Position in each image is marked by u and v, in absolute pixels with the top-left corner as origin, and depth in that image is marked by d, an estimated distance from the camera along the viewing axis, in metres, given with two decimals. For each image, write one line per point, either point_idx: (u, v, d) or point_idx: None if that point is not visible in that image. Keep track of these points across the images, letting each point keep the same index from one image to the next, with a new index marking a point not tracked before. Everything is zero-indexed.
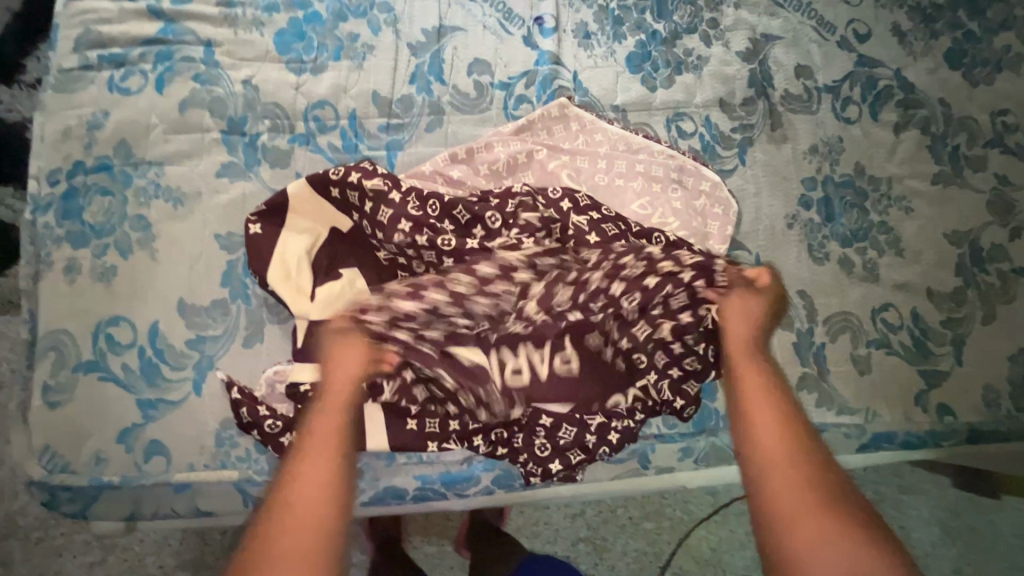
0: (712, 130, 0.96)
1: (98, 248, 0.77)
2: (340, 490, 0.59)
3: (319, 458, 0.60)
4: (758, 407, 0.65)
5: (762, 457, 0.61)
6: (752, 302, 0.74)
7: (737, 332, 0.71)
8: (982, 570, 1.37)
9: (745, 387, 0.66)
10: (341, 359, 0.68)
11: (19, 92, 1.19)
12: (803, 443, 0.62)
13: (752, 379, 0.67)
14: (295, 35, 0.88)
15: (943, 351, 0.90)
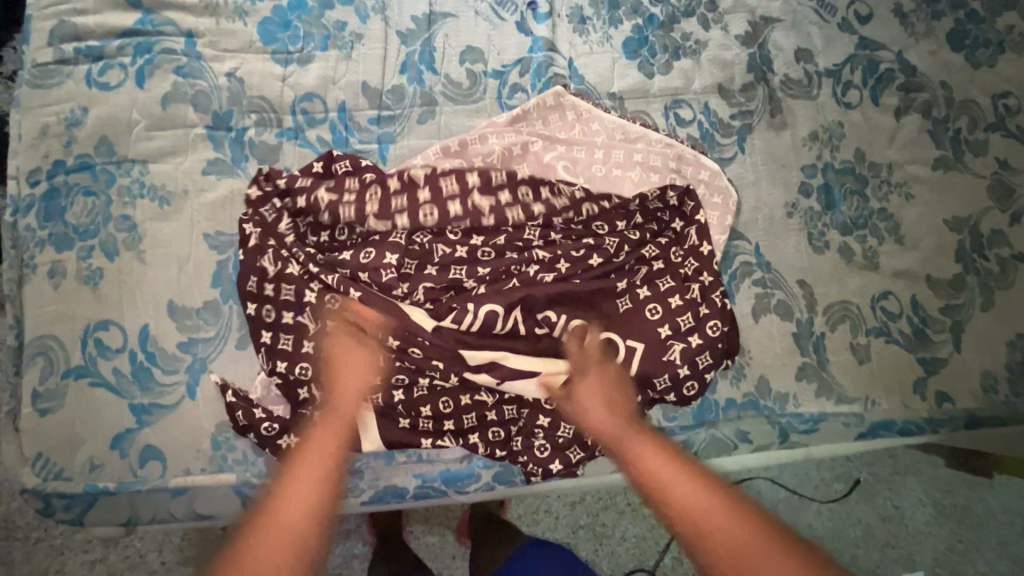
0: (711, 117, 0.94)
1: (83, 250, 0.75)
2: (319, 498, 0.65)
3: (306, 480, 0.65)
4: (668, 475, 0.68)
5: (695, 516, 0.65)
6: (591, 374, 0.74)
7: (601, 407, 0.73)
8: (975, 547, 1.39)
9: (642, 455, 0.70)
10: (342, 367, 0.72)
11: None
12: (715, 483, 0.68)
13: (639, 441, 0.71)
14: (280, 24, 0.85)
15: (941, 338, 0.90)
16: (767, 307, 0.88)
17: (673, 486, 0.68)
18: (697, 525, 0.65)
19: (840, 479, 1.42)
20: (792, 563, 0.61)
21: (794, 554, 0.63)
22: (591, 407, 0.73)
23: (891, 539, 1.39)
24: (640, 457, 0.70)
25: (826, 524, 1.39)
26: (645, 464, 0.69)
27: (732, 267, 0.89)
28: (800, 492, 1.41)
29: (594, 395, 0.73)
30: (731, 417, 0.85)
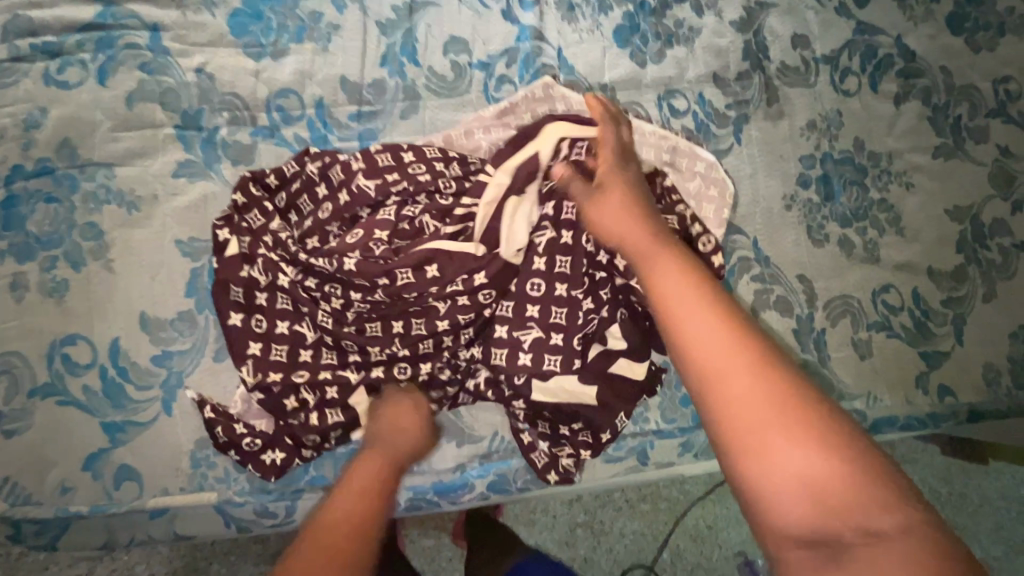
0: (706, 107, 0.91)
1: (47, 261, 0.70)
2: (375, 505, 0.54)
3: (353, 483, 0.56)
4: (677, 290, 0.55)
5: (704, 364, 0.49)
6: (613, 195, 0.69)
7: (626, 217, 0.67)
8: (973, 534, 1.39)
9: (656, 275, 0.58)
10: (399, 416, 0.68)
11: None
12: (743, 329, 0.51)
13: (661, 261, 0.59)
14: (251, 16, 0.79)
15: (943, 331, 0.88)
16: (767, 303, 0.86)
17: (675, 299, 0.54)
18: (702, 344, 0.50)
19: None
20: (841, 454, 0.43)
21: (840, 440, 0.44)
22: (605, 208, 0.68)
23: None
24: (654, 270, 0.58)
25: None
26: (658, 282, 0.57)
27: (730, 263, 0.87)
28: None
29: (613, 203, 0.68)
30: None
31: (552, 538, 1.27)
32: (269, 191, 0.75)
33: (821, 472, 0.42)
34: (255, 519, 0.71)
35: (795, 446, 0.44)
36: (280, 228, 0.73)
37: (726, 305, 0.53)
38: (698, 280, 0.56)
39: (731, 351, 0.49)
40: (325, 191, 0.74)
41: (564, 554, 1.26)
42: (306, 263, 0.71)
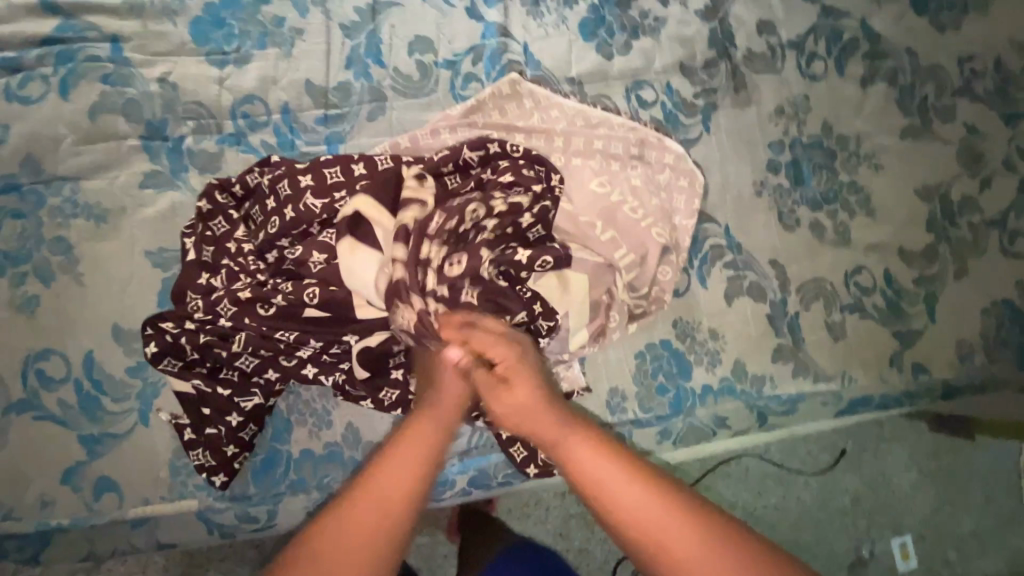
0: (674, 97, 0.91)
1: (16, 277, 0.70)
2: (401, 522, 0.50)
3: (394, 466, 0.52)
4: (604, 479, 0.52)
5: (640, 534, 0.50)
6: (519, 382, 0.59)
7: (527, 387, 0.59)
8: (959, 507, 1.46)
9: (579, 463, 0.53)
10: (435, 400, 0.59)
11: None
12: (667, 486, 0.52)
13: (582, 441, 0.55)
14: (212, 23, 0.79)
15: (915, 310, 0.88)
16: (740, 289, 0.87)
17: (617, 492, 0.51)
18: (632, 513, 0.50)
19: (827, 449, 1.45)
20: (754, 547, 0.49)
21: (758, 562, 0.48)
22: (518, 398, 0.58)
23: (877, 506, 1.44)
24: (579, 458, 0.54)
25: (814, 495, 1.43)
26: (590, 471, 0.53)
27: (702, 251, 0.87)
28: (788, 466, 1.44)
29: (528, 396, 0.58)
30: (708, 404, 0.84)
31: (545, 530, 1.28)
32: (235, 200, 0.75)
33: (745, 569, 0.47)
34: (237, 524, 0.71)
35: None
36: (243, 237, 0.73)
37: (651, 476, 0.52)
38: (632, 464, 0.53)
39: (670, 527, 0.49)
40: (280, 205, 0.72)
41: (559, 545, 1.28)
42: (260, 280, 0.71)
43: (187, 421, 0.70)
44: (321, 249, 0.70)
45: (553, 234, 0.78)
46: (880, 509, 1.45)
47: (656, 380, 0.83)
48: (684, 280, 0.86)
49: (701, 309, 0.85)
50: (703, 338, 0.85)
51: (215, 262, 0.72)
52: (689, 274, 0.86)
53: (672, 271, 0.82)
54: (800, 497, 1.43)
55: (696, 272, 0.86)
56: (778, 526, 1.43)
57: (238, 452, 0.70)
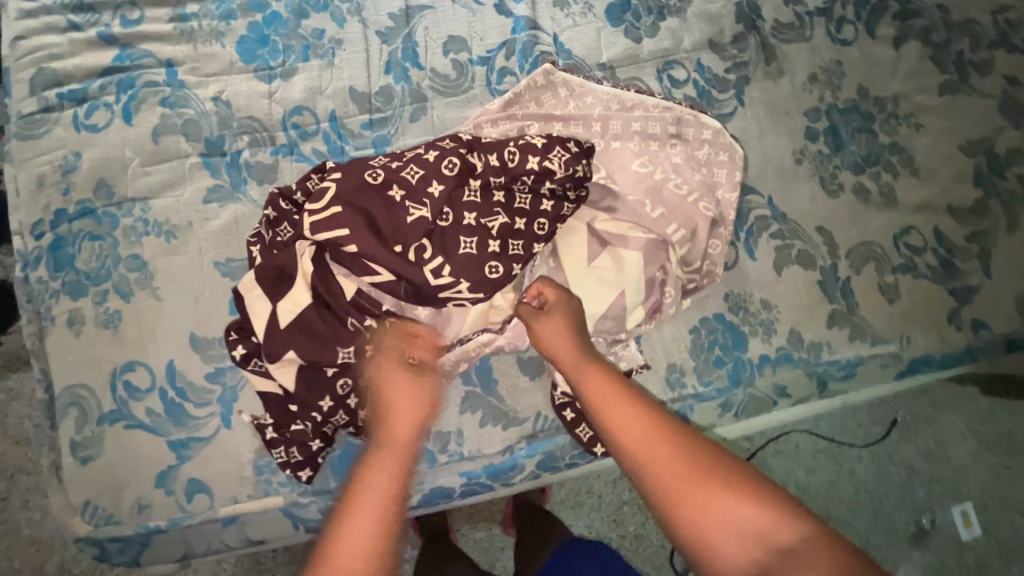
0: (706, 74, 0.92)
1: (99, 295, 0.74)
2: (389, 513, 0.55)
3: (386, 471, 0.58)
4: (621, 406, 0.59)
5: (647, 466, 0.55)
6: (558, 313, 0.69)
7: (568, 337, 0.67)
8: (1021, 472, 1.43)
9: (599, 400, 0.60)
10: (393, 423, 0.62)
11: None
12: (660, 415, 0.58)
13: (601, 382, 0.62)
14: (258, 40, 0.82)
15: (970, 266, 0.87)
16: (789, 258, 0.87)
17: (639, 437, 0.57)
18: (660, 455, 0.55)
19: (878, 421, 1.45)
20: (782, 507, 0.51)
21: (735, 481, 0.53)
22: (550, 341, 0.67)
23: (934, 475, 1.42)
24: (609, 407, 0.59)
25: (868, 469, 1.42)
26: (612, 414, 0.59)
27: (747, 223, 0.87)
28: (839, 440, 1.43)
29: (561, 333, 0.67)
30: (767, 373, 0.83)
31: (600, 518, 1.29)
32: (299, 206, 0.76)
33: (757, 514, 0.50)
34: (320, 517, 0.75)
35: (720, 497, 0.52)
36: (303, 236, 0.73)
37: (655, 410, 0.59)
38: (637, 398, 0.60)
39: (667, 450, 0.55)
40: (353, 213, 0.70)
41: (615, 531, 1.29)
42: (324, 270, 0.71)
43: (266, 421, 0.73)
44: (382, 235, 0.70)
45: (601, 214, 0.79)
46: (938, 479, 1.43)
47: (713, 353, 0.83)
48: (732, 253, 0.86)
49: (751, 280, 0.86)
50: (756, 309, 0.85)
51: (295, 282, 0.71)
52: (736, 246, 0.87)
53: (721, 245, 0.83)
54: (854, 471, 1.42)
55: (743, 244, 0.87)
56: (834, 501, 1.41)
57: (322, 446, 0.73)
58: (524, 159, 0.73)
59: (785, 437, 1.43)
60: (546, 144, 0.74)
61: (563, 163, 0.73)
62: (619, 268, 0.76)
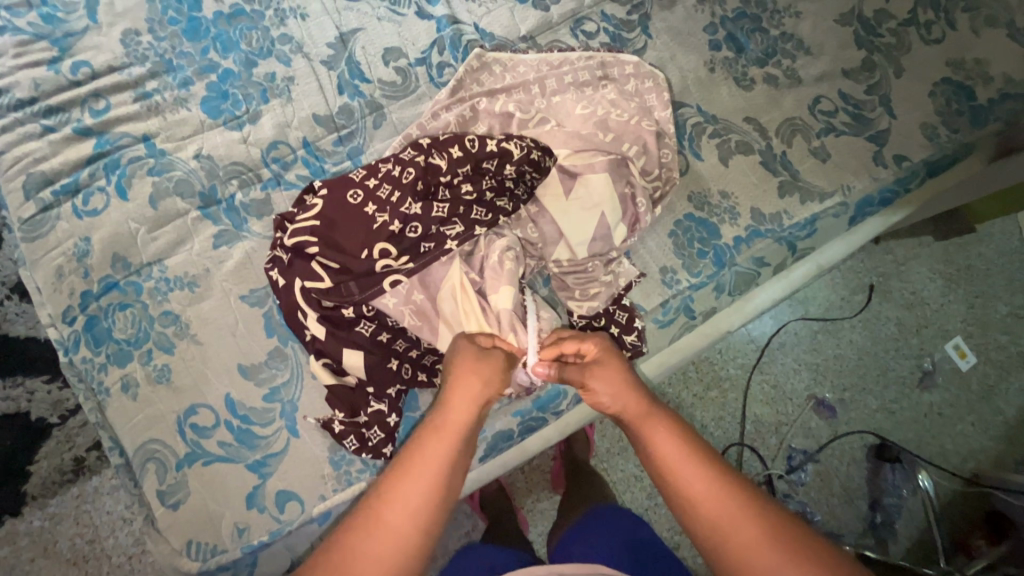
0: (613, 21, 1.04)
1: (144, 355, 0.80)
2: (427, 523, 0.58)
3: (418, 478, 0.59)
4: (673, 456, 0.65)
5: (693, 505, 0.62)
6: (608, 359, 0.74)
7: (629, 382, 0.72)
8: (991, 294, 1.58)
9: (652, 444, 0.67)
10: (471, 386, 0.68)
11: (5, 302, 1.36)
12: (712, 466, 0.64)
13: (654, 428, 0.68)
14: (219, 97, 0.90)
15: (876, 114, 1.01)
16: (730, 151, 0.99)
17: (682, 466, 0.64)
18: (687, 478, 0.63)
19: (858, 290, 1.58)
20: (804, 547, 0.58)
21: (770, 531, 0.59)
22: (602, 390, 0.72)
23: (919, 320, 1.56)
24: (656, 436, 0.67)
25: (863, 333, 1.55)
26: (658, 443, 0.67)
27: (687, 132, 1.00)
28: (830, 317, 1.56)
29: (613, 371, 0.73)
30: (745, 250, 0.94)
31: None
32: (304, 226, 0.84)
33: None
34: None
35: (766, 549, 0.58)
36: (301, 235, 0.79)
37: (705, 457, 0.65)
38: (694, 449, 0.66)
39: (704, 492, 0.62)
40: (346, 228, 0.79)
41: None
42: (323, 266, 0.79)
43: (333, 417, 0.79)
44: (366, 234, 0.79)
45: (565, 155, 0.89)
46: (924, 323, 1.56)
47: (694, 248, 0.94)
48: (683, 160, 0.98)
49: (705, 178, 0.97)
50: (718, 200, 0.96)
51: (305, 289, 0.79)
52: (683, 154, 0.98)
53: (671, 153, 0.94)
54: (852, 339, 1.55)
55: (689, 150, 0.99)
56: (843, 371, 1.53)
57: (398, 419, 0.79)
58: (485, 153, 0.84)
59: (782, 327, 1.55)
60: (508, 136, 0.85)
61: (519, 145, 0.83)
62: (594, 194, 0.86)
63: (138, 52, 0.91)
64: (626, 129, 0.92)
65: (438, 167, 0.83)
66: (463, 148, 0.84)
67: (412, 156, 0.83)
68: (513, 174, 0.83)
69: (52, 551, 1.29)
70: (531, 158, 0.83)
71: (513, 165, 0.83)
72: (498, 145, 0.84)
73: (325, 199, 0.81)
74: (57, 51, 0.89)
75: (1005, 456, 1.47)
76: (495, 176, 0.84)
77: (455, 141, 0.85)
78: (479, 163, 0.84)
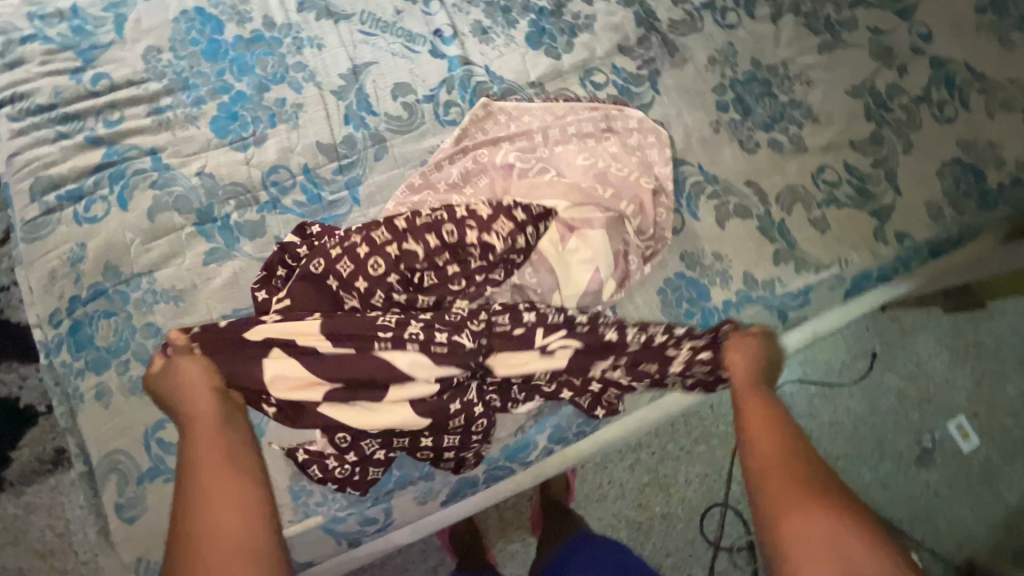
0: (622, 74, 1.06)
1: (121, 365, 0.81)
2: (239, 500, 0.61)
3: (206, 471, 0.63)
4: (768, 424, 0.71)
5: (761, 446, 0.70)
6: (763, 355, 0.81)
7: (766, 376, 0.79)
8: (999, 374, 1.53)
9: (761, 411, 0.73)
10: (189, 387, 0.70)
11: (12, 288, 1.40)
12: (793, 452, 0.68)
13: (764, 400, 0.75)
14: (228, 117, 0.93)
15: (881, 188, 1.00)
16: (728, 213, 0.98)
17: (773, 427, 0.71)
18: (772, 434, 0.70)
19: (859, 356, 1.54)
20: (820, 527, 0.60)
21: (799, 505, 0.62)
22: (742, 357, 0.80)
23: (922, 396, 1.51)
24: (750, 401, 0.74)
25: (861, 402, 1.51)
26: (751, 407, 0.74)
27: (686, 190, 0.99)
28: (828, 382, 1.52)
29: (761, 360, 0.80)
30: (733, 315, 0.93)
31: (624, 504, 1.38)
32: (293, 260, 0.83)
33: (852, 541, 0.59)
34: (360, 528, 0.81)
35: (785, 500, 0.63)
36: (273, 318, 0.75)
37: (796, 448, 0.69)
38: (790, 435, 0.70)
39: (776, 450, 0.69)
40: (316, 311, 0.76)
41: (641, 515, 1.38)
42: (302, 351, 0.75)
43: (298, 446, 0.78)
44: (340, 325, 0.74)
45: (559, 202, 0.89)
46: (926, 398, 1.52)
47: (682, 308, 0.92)
48: (679, 218, 0.98)
49: (700, 238, 0.97)
50: (710, 261, 0.95)
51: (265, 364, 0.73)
52: (680, 212, 0.98)
53: (666, 212, 0.94)
54: (848, 407, 1.50)
55: (687, 209, 0.98)
56: (837, 440, 1.48)
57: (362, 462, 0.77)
58: (464, 240, 0.81)
59: (777, 388, 1.51)
60: (491, 215, 0.82)
61: (505, 234, 0.81)
62: (590, 248, 0.86)
63: (157, 69, 0.94)
64: (623, 183, 0.93)
65: (416, 253, 0.80)
66: (441, 230, 0.81)
67: (389, 238, 0.79)
68: (496, 259, 0.81)
69: (21, 540, 1.29)
70: (518, 246, 0.81)
71: (493, 253, 0.81)
72: (480, 235, 0.81)
73: (320, 243, 0.81)
74: (82, 61, 0.93)
75: (1002, 547, 1.40)
76: (478, 262, 0.81)
77: (433, 221, 0.81)
78: (461, 245, 0.81)
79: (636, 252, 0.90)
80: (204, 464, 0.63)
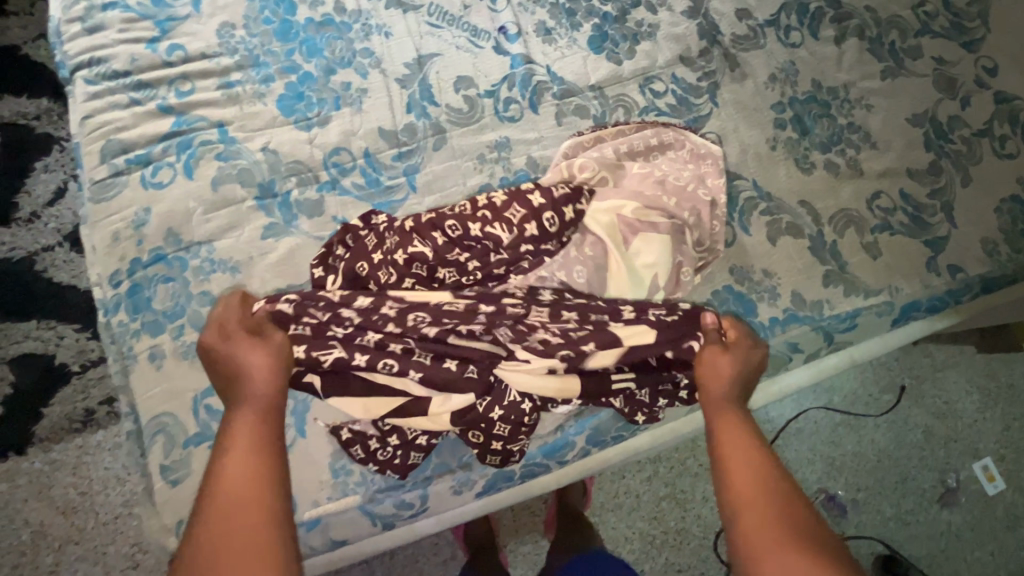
0: (682, 84, 1.06)
1: (175, 330, 0.82)
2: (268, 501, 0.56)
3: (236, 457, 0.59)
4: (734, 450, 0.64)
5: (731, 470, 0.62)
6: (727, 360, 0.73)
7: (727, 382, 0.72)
8: None
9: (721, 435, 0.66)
10: (248, 372, 0.66)
11: (57, 248, 1.42)
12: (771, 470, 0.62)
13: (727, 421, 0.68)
14: (294, 97, 0.95)
15: (937, 219, 0.99)
16: (780, 230, 0.98)
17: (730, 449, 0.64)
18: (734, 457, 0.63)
19: (888, 389, 1.52)
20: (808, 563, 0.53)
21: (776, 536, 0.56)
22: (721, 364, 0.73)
23: (950, 434, 1.49)
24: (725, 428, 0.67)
25: (887, 435, 1.48)
26: (724, 435, 0.66)
27: (739, 205, 0.99)
28: (855, 411, 1.49)
29: (726, 367, 0.73)
30: (779, 333, 0.92)
31: (640, 516, 1.37)
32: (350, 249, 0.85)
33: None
34: (395, 513, 0.82)
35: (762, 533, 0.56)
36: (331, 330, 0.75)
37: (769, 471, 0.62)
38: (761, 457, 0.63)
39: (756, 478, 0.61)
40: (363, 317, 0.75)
41: (656, 528, 1.37)
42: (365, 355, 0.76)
43: (342, 424, 0.79)
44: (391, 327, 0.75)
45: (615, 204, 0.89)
46: (953, 437, 1.49)
47: None
48: (730, 232, 0.97)
49: (750, 253, 0.96)
50: (759, 277, 0.95)
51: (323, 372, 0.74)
52: (732, 226, 0.98)
53: (720, 225, 0.94)
54: (874, 439, 1.48)
55: (738, 223, 0.98)
56: (861, 470, 1.46)
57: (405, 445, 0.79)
58: (491, 226, 0.81)
59: (803, 413, 1.49)
60: (506, 200, 0.83)
61: (522, 217, 0.81)
62: (647, 253, 0.86)
63: (230, 44, 0.96)
64: (679, 192, 0.93)
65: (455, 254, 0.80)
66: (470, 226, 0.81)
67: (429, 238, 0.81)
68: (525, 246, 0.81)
69: (45, 495, 1.31)
70: (542, 230, 0.81)
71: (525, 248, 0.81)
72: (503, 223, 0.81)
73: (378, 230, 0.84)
74: (158, 31, 0.95)
75: None
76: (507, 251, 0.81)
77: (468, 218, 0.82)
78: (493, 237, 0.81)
79: (690, 261, 0.90)
80: (237, 452, 0.60)
